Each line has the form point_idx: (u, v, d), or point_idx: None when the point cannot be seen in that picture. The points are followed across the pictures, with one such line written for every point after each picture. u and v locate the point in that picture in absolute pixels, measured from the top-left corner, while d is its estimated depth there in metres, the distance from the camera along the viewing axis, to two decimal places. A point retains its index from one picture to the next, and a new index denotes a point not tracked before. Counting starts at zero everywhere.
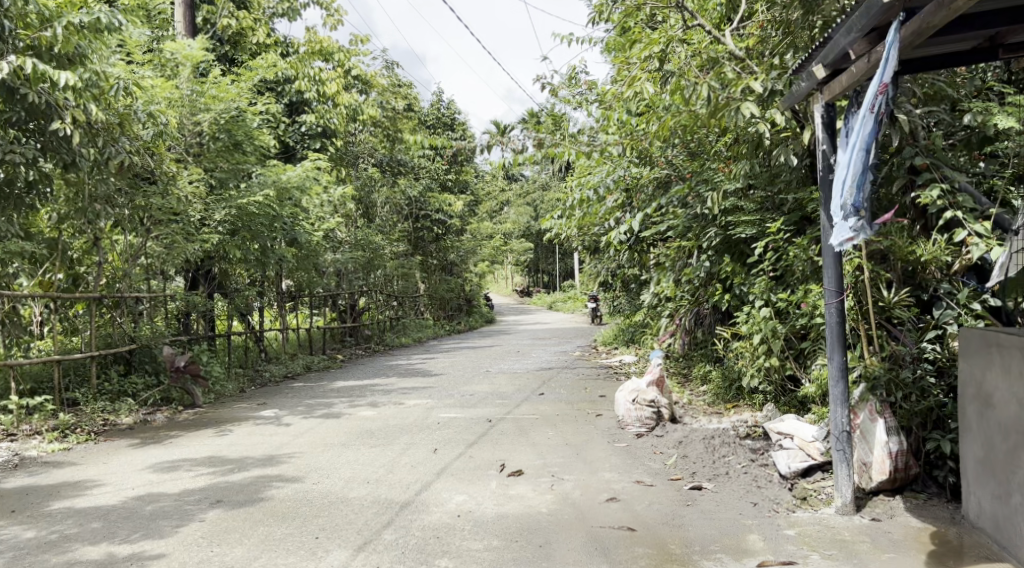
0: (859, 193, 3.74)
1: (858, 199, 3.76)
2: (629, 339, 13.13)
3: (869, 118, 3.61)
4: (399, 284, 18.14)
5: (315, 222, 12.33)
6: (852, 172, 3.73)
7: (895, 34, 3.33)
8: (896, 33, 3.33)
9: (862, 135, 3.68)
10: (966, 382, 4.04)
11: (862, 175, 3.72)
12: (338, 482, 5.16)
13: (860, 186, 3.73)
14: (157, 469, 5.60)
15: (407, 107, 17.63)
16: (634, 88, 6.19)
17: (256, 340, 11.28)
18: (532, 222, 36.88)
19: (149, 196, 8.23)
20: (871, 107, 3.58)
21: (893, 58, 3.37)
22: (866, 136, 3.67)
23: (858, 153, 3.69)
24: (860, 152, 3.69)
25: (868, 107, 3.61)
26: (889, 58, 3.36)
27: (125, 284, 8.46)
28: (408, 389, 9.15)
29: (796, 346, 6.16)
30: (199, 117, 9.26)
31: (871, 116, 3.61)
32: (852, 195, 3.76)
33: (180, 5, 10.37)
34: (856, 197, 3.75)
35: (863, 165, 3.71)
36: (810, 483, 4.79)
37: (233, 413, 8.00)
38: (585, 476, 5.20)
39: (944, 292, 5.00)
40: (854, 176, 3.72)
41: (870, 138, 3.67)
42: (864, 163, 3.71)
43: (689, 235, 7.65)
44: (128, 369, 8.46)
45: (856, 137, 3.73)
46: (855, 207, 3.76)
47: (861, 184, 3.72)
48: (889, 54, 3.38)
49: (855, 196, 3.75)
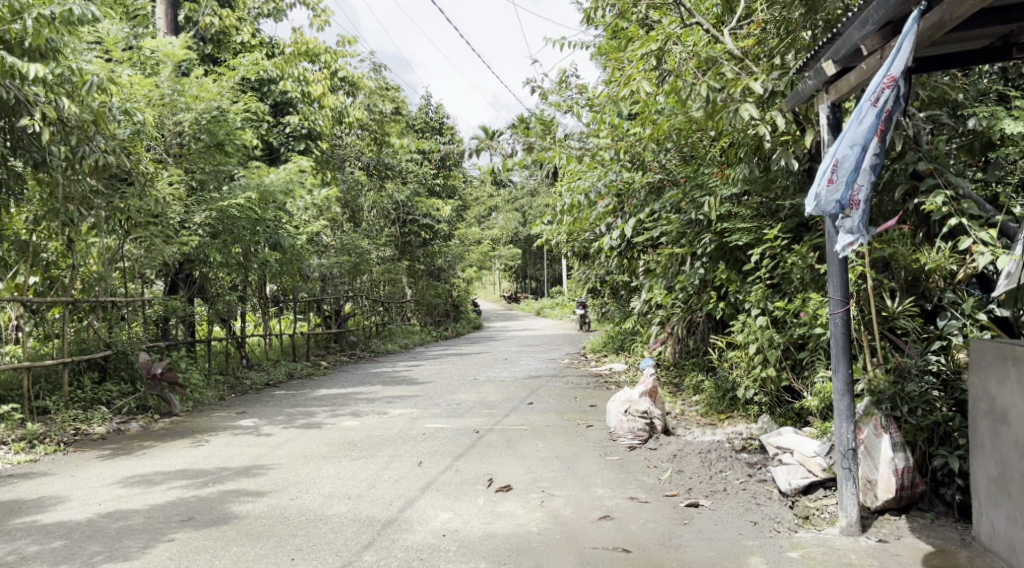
0: (846, 190, 3.55)
1: (845, 198, 3.56)
2: (618, 347, 12.95)
3: (871, 111, 3.42)
4: (386, 289, 17.88)
5: (299, 225, 12.04)
6: (839, 166, 3.53)
7: (914, 24, 3.20)
8: (917, 23, 3.20)
9: (859, 130, 3.48)
10: (977, 396, 3.84)
11: (853, 173, 3.53)
12: (318, 498, 4.91)
13: (849, 183, 3.54)
14: (127, 483, 5.32)
15: (395, 110, 17.42)
16: (631, 87, 5.98)
17: (238, 347, 11.02)
18: (521, 227, 36.76)
19: (127, 198, 7.93)
20: (872, 98, 3.39)
21: (906, 51, 3.24)
22: (862, 132, 3.48)
23: (849, 147, 3.49)
24: (854, 149, 3.49)
25: (868, 97, 3.42)
26: (904, 49, 3.23)
27: (100, 288, 8.10)
28: (393, 398, 8.89)
29: (794, 357, 6.00)
30: (178, 116, 9.01)
31: (874, 110, 3.41)
32: (838, 191, 3.57)
33: (163, 2, 10.11)
34: (843, 193, 3.55)
35: (858, 163, 3.52)
36: (812, 500, 4.60)
37: (210, 422, 7.72)
38: (577, 492, 4.98)
39: (948, 301, 4.85)
40: (843, 171, 3.52)
41: (866, 134, 3.48)
42: (858, 161, 3.51)
43: (683, 242, 7.44)
44: (102, 376, 8.14)
45: (851, 131, 3.52)
46: (842, 205, 3.56)
47: (851, 182, 3.53)
48: (904, 46, 3.24)
49: (843, 194, 3.56)
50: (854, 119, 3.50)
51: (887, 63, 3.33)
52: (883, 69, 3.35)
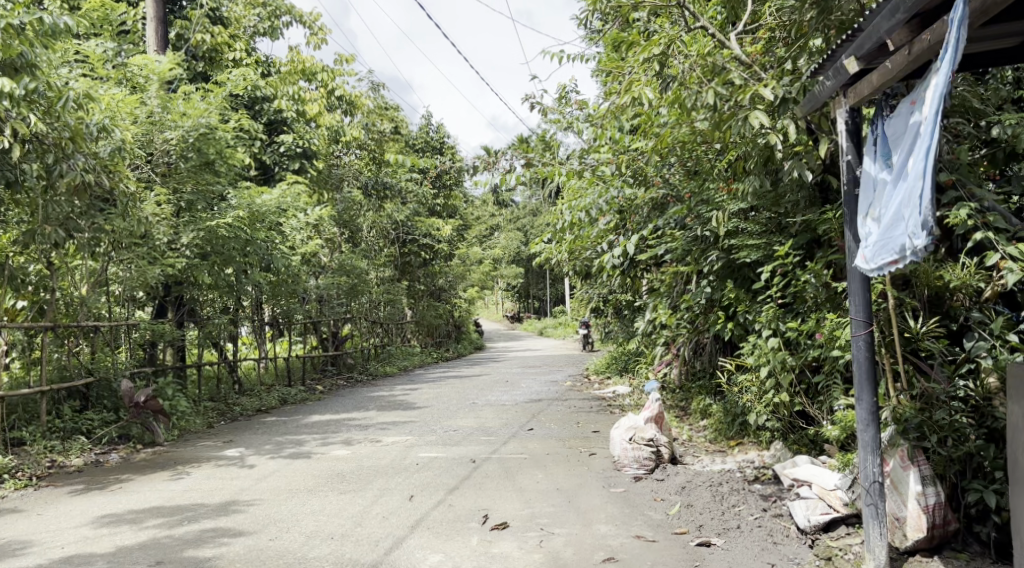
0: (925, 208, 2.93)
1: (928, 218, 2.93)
2: (623, 368, 12.58)
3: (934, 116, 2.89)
4: (386, 311, 17.56)
5: (293, 246, 11.77)
6: (925, 184, 2.88)
7: (964, 7, 2.76)
8: (966, 4, 2.79)
9: (927, 140, 2.93)
10: (1018, 427, 3.37)
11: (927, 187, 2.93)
12: (298, 538, 4.56)
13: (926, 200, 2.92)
14: (97, 524, 4.97)
15: (392, 130, 17.26)
16: (631, 95, 5.61)
17: (230, 371, 10.72)
18: (523, 247, 36.46)
19: (112, 218, 7.54)
20: (945, 98, 2.84)
21: (963, 40, 2.77)
22: (937, 137, 2.86)
23: (930, 158, 2.86)
24: (931, 159, 2.88)
25: (936, 101, 2.89)
26: (959, 37, 2.77)
27: (81, 312, 7.83)
28: (387, 424, 8.53)
29: (808, 380, 5.65)
30: (166, 134, 8.69)
31: (939, 113, 2.88)
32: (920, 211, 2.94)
33: (152, 20, 9.89)
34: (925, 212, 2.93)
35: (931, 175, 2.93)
36: (833, 539, 4.23)
37: (194, 452, 7.36)
38: (579, 529, 4.62)
39: (975, 321, 4.42)
40: (927, 186, 2.86)
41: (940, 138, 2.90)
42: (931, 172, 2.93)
43: (688, 260, 7.11)
44: (84, 405, 7.85)
45: (921, 143, 2.98)
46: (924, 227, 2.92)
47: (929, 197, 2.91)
48: (957, 35, 2.78)
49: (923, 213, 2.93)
50: (924, 132, 2.96)
51: (942, 59, 2.85)
52: (941, 67, 2.87)
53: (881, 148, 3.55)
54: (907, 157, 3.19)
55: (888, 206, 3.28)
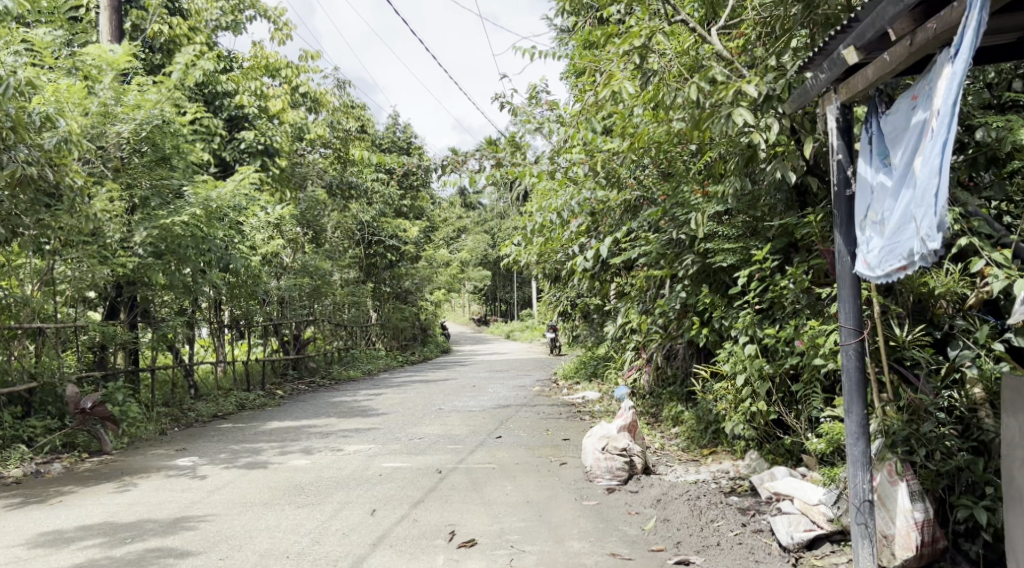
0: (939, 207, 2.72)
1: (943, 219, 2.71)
2: (592, 372, 12.38)
3: (949, 111, 2.68)
4: (350, 313, 17.16)
5: (254, 245, 11.36)
6: (942, 180, 2.67)
7: None
8: None
9: (942, 136, 2.72)
10: (1013, 443, 3.19)
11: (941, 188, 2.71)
12: (250, 557, 4.24)
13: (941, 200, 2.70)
14: (31, 543, 4.59)
15: (359, 128, 16.86)
16: (610, 89, 5.37)
17: (185, 375, 10.28)
18: (490, 249, 36.18)
19: (59, 214, 7.06)
20: (962, 87, 2.63)
21: (982, 24, 2.57)
22: (953, 129, 2.65)
23: (946, 154, 2.65)
24: (947, 154, 2.66)
25: (953, 95, 2.68)
26: (981, 20, 2.56)
27: (24, 313, 7.37)
28: (350, 432, 8.20)
29: (786, 389, 5.47)
30: (118, 126, 8.20)
31: (955, 108, 2.67)
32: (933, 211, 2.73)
33: (106, 8, 9.42)
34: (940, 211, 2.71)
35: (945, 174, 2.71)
36: (818, 557, 4.06)
37: (143, 461, 6.96)
38: (551, 547, 4.37)
39: (959, 329, 4.28)
40: (944, 184, 2.64)
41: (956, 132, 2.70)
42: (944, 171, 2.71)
43: (662, 263, 6.92)
44: (25, 412, 7.36)
45: (934, 141, 2.77)
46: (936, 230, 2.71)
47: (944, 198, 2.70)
48: (977, 20, 2.58)
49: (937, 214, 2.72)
50: (941, 128, 2.75)
51: (961, 48, 2.64)
52: (960, 55, 2.66)
53: (878, 147, 3.37)
54: (914, 154, 3.00)
55: (893, 209, 3.09)
